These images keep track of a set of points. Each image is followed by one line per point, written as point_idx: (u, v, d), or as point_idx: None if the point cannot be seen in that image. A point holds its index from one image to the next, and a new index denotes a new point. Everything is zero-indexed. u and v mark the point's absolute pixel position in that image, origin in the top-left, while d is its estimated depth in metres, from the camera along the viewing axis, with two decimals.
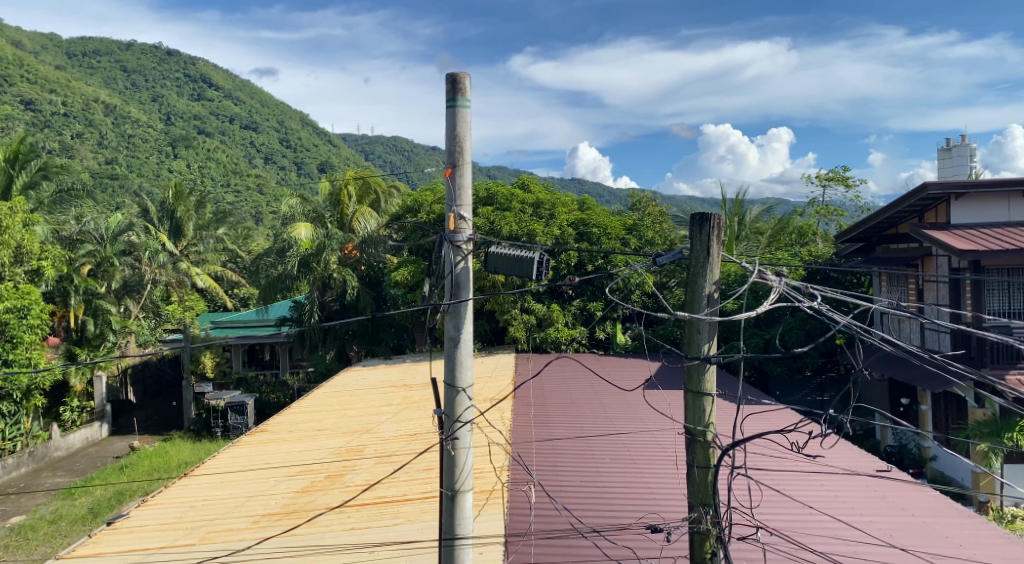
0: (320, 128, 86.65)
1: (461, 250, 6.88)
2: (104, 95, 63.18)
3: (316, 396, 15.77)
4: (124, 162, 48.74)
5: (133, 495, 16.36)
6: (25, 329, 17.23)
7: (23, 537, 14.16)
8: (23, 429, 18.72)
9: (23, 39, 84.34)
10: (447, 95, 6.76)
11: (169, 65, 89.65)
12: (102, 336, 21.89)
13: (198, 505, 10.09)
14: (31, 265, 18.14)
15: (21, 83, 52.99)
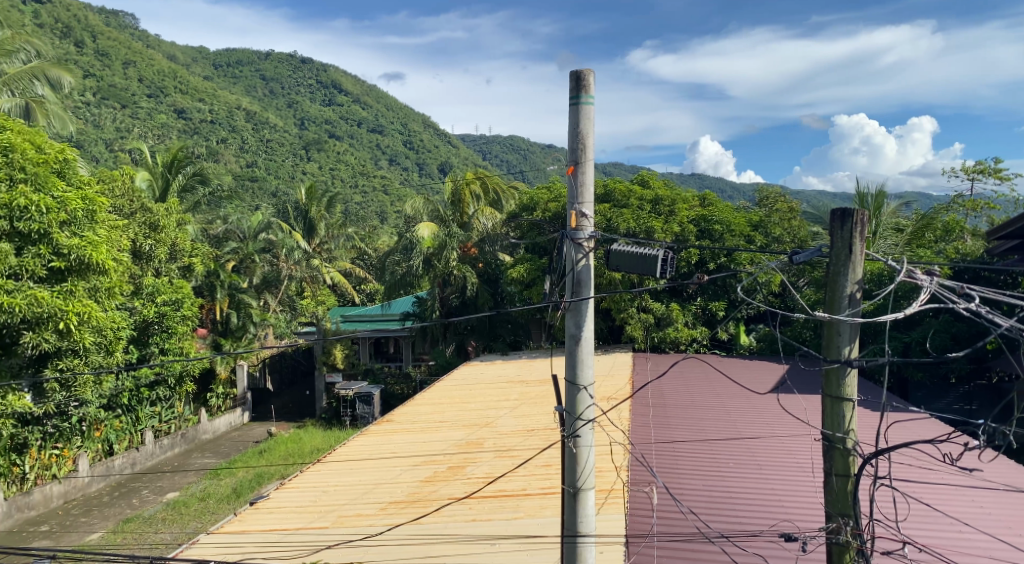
0: (441, 129, 89.09)
1: (582, 248, 6.88)
2: (246, 102, 67.82)
3: (437, 389, 16.23)
4: (263, 165, 52.06)
5: (271, 478, 17.43)
6: (179, 320, 18.56)
7: (178, 512, 15.42)
8: (177, 412, 20.40)
9: (178, 53, 91.70)
10: (571, 92, 6.76)
11: (304, 73, 94.86)
12: (244, 328, 23.34)
13: (330, 489, 10.62)
14: (183, 261, 19.81)
15: (174, 95, 57.94)
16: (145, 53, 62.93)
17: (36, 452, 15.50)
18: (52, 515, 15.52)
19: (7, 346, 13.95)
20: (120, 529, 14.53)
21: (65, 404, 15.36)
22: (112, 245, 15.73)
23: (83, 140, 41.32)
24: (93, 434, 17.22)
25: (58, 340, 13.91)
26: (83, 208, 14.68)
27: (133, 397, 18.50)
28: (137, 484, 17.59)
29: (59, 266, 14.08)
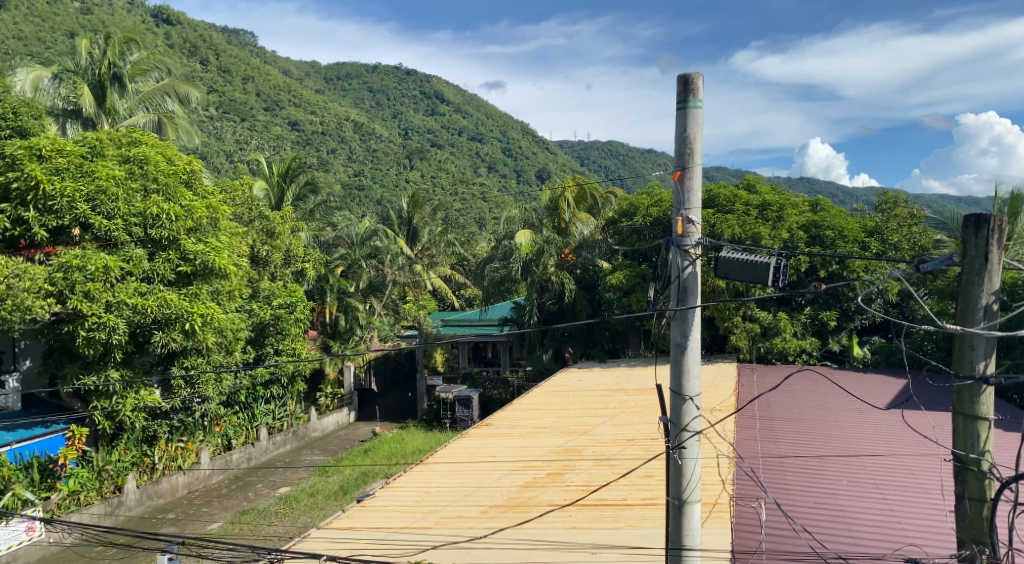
0: (540, 137, 89.59)
1: (689, 255, 6.75)
2: (353, 113, 70.42)
3: (537, 395, 16.29)
4: (369, 174, 53.83)
5: (376, 477, 17.94)
6: (292, 322, 19.47)
7: (290, 506, 16.13)
8: (289, 410, 21.38)
9: (292, 68, 96.53)
10: (679, 96, 6.66)
11: (408, 84, 97.57)
12: (351, 330, 24.19)
13: (432, 491, 10.83)
14: (297, 266, 20.78)
15: (288, 108, 61.03)
16: (262, 69, 66.51)
17: (163, 444, 16.59)
18: (178, 504, 16.54)
19: (139, 345, 14.84)
20: (237, 521, 15.33)
21: (189, 400, 16.47)
22: (233, 251, 16.69)
23: (206, 153, 44.05)
24: (214, 429, 18.28)
25: (185, 340, 14.70)
26: (208, 216, 15.71)
27: (249, 395, 19.56)
28: (252, 478, 18.50)
29: (186, 271, 15.03)
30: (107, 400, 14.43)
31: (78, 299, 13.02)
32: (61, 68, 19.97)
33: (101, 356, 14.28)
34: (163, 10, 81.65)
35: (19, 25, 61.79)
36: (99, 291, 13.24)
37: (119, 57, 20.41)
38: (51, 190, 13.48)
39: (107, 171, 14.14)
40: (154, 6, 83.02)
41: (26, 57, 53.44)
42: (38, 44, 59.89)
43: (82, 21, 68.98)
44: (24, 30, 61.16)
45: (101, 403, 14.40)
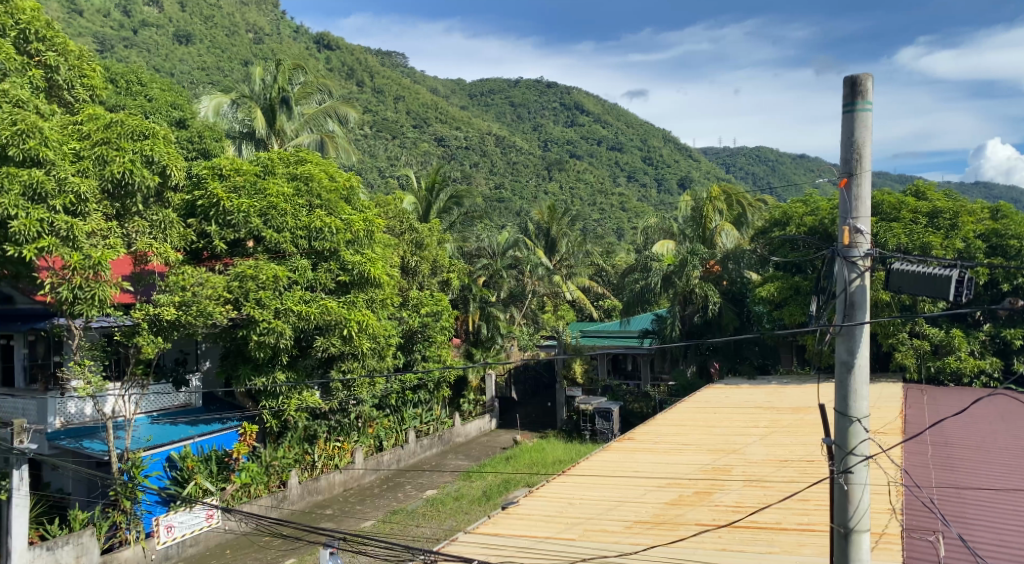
0: (682, 145, 87.76)
1: (857, 267, 6.31)
2: (496, 127, 72.24)
3: (681, 410, 15.86)
4: (510, 186, 54.89)
5: (518, 484, 18.15)
6: (438, 330, 20.18)
7: (437, 509, 16.63)
8: (435, 415, 22.11)
9: (438, 86, 100.58)
10: (845, 99, 6.30)
11: (549, 96, 98.64)
12: (492, 339, 24.49)
13: (575, 502, 10.79)
14: (443, 276, 21.53)
15: (435, 125, 63.59)
16: (411, 88, 69.82)
17: (322, 443, 17.64)
18: (335, 500, 17.51)
19: (303, 349, 15.91)
20: (388, 520, 16.02)
21: (345, 402, 17.46)
22: (386, 262, 17.52)
23: (360, 169, 46.64)
24: (366, 430, 19.23)
25: (342, 345, 15.58)
26: (365, 229, 16.60)
27: (399, 399, 20.45)
28: (402, 479, 19.27)
29: (345, 281, 15.91)
30: (274, 400, 15.56)
31: (251, 306, 14.14)
32: (239, 94, 21.97)
33: (270, 359, 15.43)
34: (323, 37, 87.42)
35: (201, 58, 68.31)
36: (269, 298, 14.29)
37: (288, 82, 22.08)
38: (230, 205, 14.77)
39: (277, 188, 15.35)
40: (316, 34, 89.07)
41: (207, 86, 58.96)
42: (218, 73, 65.90)
43: (254, 51, 75.21)
44: (206, 62, 67.54)
45: (269, 403, 15.53)
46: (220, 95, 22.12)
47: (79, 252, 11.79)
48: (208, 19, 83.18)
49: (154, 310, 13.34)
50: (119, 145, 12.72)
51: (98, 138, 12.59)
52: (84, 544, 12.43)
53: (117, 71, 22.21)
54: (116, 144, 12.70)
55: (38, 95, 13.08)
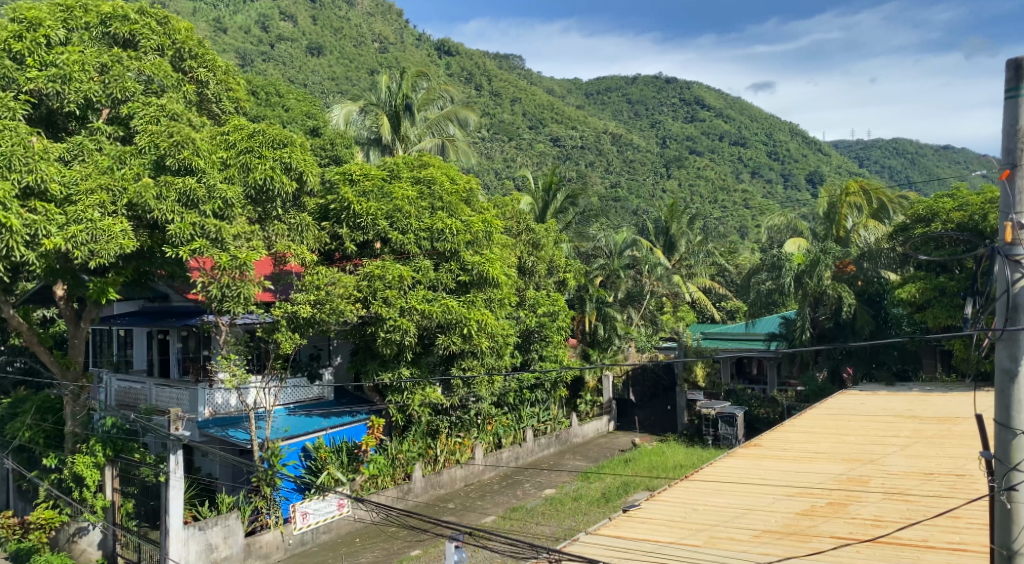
0: (809, 139, 83.83)
1: (1021, 266, 5.75)
2: (613, 126, 71.68)
3: (811, 417, 15.13)
4: (627, 184, 54.29)
5: (638, 487, 17.90)
6: (555, 330, 20.24)
7: (556, 508, 16.66)
8: (552, 414, 22.15)
9: (555, 86, 100.93)
10: (1006, 84, 5.79)
11: (668, 92, 96.81)
12: (609, 340, 24.44)
13: (699, 508, 10.50)
14: (559, 276, 21.61)
15: (551, 125, 63.90)
16: (528, 90, 70.50)
17: (444, 437, 18.08)
18: (456, 495, 17.90)
19: (426, 346, 16.35)
20: (508, 517, 16.21)
21: (465, 399, 17.86)
22: (504, 262, 17.72)
23: (479, 171, 47.55)
24: (486, 427, 19.55)
25: (463, 343, 15.86)
26: (484, 230, 16.84)
27: (517, 397, 20.77)
28: (521, 477, 19.45)
29: (465, 280, 16.15)
30: (400, 395, 16.17)
31: (379, 305, 14.69)
32: (366, 102, 22.82)
33: (396, 356, 15.97)
34: (443, 43, 89.59)
35: (331, 69, 71.79)
36: (395, 297, 14.78)
37: (412, 89, 22.84)
38: (360, 209, 15.54)
39: (403, 191, 15.92)
40: (437, 40, 91.49)
41: (336, 97, 61.90)
42: (346, 83, 69.01)
43: (379, 60, 78.12)
44: (335, 72, 70.86)
45: (395, 397, 16.12)
46: (350, 103, 23.07)
47: (227, 253, 12.63)
48: (337, 32, 87.33)
49: (292, 308, 14.13)
50: (260, 154, 13.55)
51: (242, 147, 13.48)
52: (231, 526, 13.30)
53: (257, 84, 23.77)
54: (258, 152, 13.54)
55: (191, 108, 14.18)
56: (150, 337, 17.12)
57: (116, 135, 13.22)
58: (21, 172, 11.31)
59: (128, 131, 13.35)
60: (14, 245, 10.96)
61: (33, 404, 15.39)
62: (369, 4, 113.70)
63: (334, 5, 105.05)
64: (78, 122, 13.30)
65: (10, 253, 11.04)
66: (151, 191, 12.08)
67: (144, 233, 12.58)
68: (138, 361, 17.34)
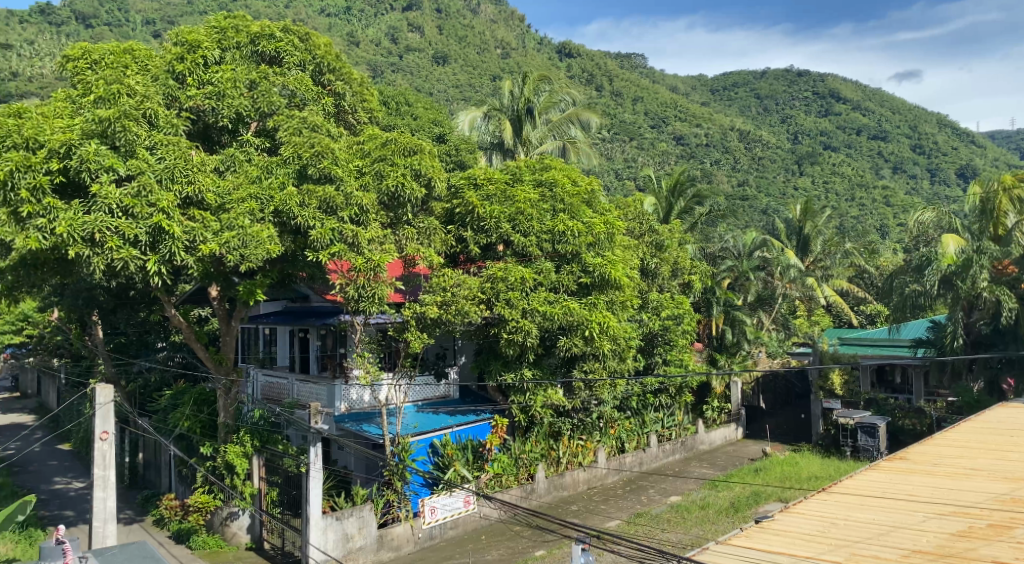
0: (958, 130, 77.80)
1: None
2: (740, 123, 69.36)
3: (964, 430, 14.01)
4: (755, 183, 52.36)
5: (769, 498, 17.22)
6: (680, 334, 19.82)
7: (682, 515, 16.30)
8: (677, 420, 21.66)
9: (679, 84, 98.91)
10: None
11: (800, 85, 92.60)
12: (738, 344, 23.47)
13: (840, 523, 9.93)
14: (684, 278, 21.24)
15: (675, 123, 62.69)
16: (651, 89, 69.53)
17: (567, 440, 18.09)
18: (580, 498, 17.87)
19: (548, 348, 16.44)
20: (633, 521, 16.01)
21: (588, 402, 17.84)
22: (626, 264, 17.49)
23: (600, 172, 47.29)
24: (609, 431, 19.40)
25: (585, 346, 15.75)
26: (605, 231, 16.70)
27: (641, 402, 20.50)
28: (645, 483, 19.15)
29: (586, 282, 16.01)
30: (522, 396, 16.32)
31: (502, 306, 14.89)
32: (490, 108, 23.33)
33: (518, 357, 16.12)
34: (565, 45, 89.60)
35: (456, 76, 73.53)
36: (517, 298, 14.93)
37: (534, 93, 23.09)
38: (484, 212, 15.86)
39: (524, 195, 16.06)
40: (559, 43, 91.65)
41: (461, 104, 63.34)
42: (470, 89, 70.46)
43: (502, 64, 79.05)
44: (459, 80, 72.47)
45: (517, 398, 16.32)
46: (475, 109, 23.86)
47: (362, 256, 13.24)
48: (461, 40, 89.46)
49: (420, 308, 14.58)
50: (393, 162, 14.11)
51: (376, 156, 14.12)
52: (365, 517, 13.90)
53: (388, 94, 24.88)
54: (391, 160, 14.09)
55: (328, 119, 14.96)
56: (292, 336, 18.20)
57: (263, 147, 14.06)
58: (183, 184, 12.38)
59: (273, 142, 14.22)
60: (176, 250, 12.03)
61: (190, 396, 16.71)
62: (492, 12, 115.82)
63: (458, 13, 107.54)
64: (230, 135, 14.34)
65: (173, 258, 12.11)
66: (295, 199, 12.84)
67: (289, 239, 13.24)
68: (282, 357, 18.54)
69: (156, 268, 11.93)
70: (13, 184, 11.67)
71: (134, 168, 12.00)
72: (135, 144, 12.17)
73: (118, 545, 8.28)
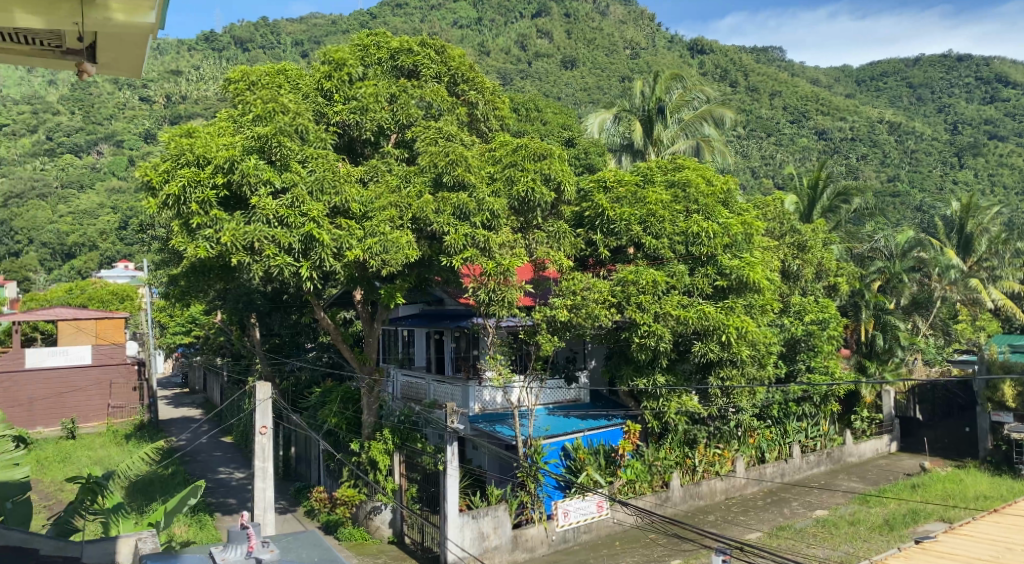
0: None
1: None
2: (890, 114, 65.00)
3: None
4: (908, 178, 48.89)
5: (928, 517, 15.98)
6: (825, 339, 18.73)
7: (830, 531, 15.44)
8: (822, 430, 20.55)
9: (821, 76, 94.01)
10: None
11: (960, 71, 85.53)
12: (890, 352, 21.99)
13: (1017, 549, 9.05)
14: (829, 281, 20.22)
15: (817, 117, 59.74)
16: (791, 82, 66.61)
17: (703, 448, 17.59)
18: (717, 508, 17.32)
19: (681, 353, 16.06)
20: (775, 534, 15.34)
21: (725, 409, 17.33)
22: (766, 266, 16.82)
23: (736, 171, 45.77)
24: (748, 440, 18.69)
25: (721, 352, 15.29)
26: (742, 232, 16.12)
27: (782, 410, 19.64)
28: (787, 495, 18.30)
29: (723, 285, 15.57)
30: (655, 402, 16.08)
31: (633, 310, 14.68)
32: (620, 109, 23.15)
33: (650, 362, 15.86)
34: (698, 42, 87.56)
35: (585, 80, 73.36)
36: (649, 303, 14.67)
37: (666, 91, 22.65)
38: (614, 215, 15.72)
39: (657, 196, 15.78)
40: (691, 41, 89.64)
41: (590, 106, 63.32)
42: (599, 91, 69.99)
43: (632, 65, 78.01)
44: (588, 82, 72.39)
45: (650, 403, 16.09)
46: (604, 111, 23.49)
47: (493, 261, 13.50)
48: (590, 43, 89.24)
49: (550, 312, 14.61)
50: (524, 167, 14.29)
51: (507, 162, 14.36)
52: (500, 516, 14.15)
53: (519, 101, 25.23)
54: (522, 165, 14.28)
55: (462, 128, 15.36)
56: (428, 337, 18.84)
57: (402, 157, 14.70)
58: (331, 195, 13.05)
59: (411, 152, 14.80)
60: (326, 257, 12.70)
61: (337, 394, 17.67)
62: (622, 13, 114.99)
63: (588, 17, 107.26)
64: (372, 147, 15.06)
65: (323, 264, 12.80)
66: (431, 207, 13.37)
67: (425, 244, 13.91)
68: (419, 358, 19.23)
69: (308, 273, 12.68)
70: (185, 198, 12.78)
71: (288, 180, 12.85)
72: (289, 158, 13.05)
73: (291, 532, 7.97)
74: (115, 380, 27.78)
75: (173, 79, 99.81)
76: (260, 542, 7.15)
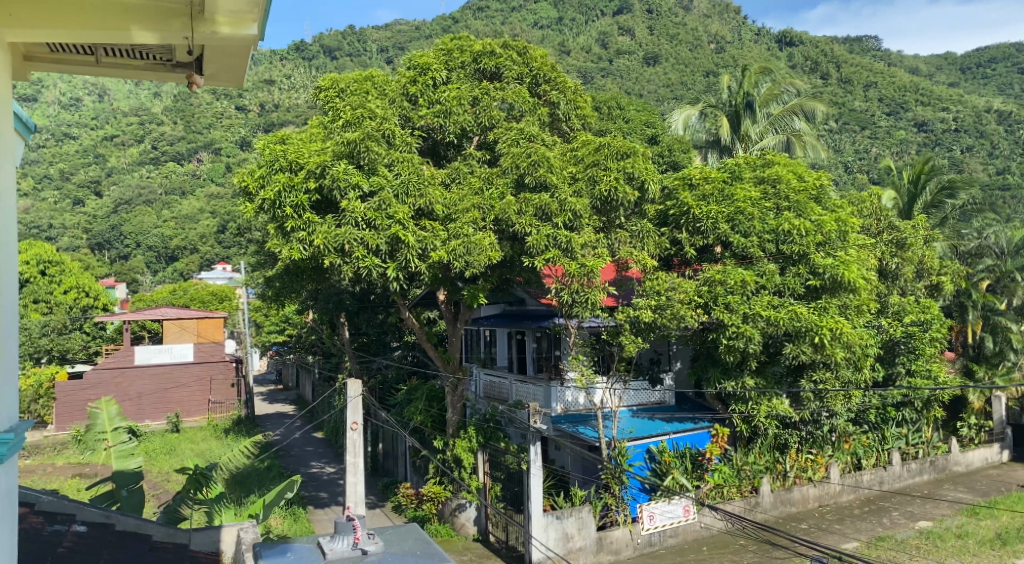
0: None
1: None
2: (998, 102, 61.22)
3: None
4: (1019, 170, 45.94)
5: None
6: (928, 342, 17.73)
7: (935, 543, 14.65)
8: (925, 437, 19.55)
9: (921, 64, 89.52)
10: None
11: None
12: (1002, 355, 20.86)
13: None
14: (931, 280, 19.19)
15: (916, 108, 56.92)
16: (887, 73, 63.69)
17: (795, 453, 16.99)
18: (811, 515, 16.71)
19: (771, 355, 15.53)
20: (874, 545, 14.67)
21: (818, 413, 16.70)
22: (862, 264, 16.08)
23: (829, 167, 44.12)
24: (844, 446, 17.95)
25: (814, 354, 14.70)
26: (837, 230, 15.48)
27: (880, 415, 18.78)
28: (887, 504, 17.49)
29: (816, 285, 14.98)
30: (744, 405, 15.64)
31: (720, 310, 14.34)
32: (705, 105, 22.76)
33: (738, 364, 15.44)
34: (786, 34, 84.84)
35: (668, 76, 72.16)
36: (738, 303, 14.29)
37: (754, 85, 21.95)
38: (700, 213, 15.35)
39: (745, 193, 15.36)
40: (779, 33, 86.97)
41: (673, 103, 62.32)
42: (682, 87, 68.52)
43: (717, 59, 76.20)
44: (671, 77, 71.08)
45: (738, 407, 15.67)
46: (689, 107, 23.28)
47: (575, 262, 13.41)
48: (674, 39, 87.69)
49: (634, 312, 14.33)
50: (606, 165, 14.13)
51: (589, 161, 14.21)
52: (584, 518, 14.06)
53: (602, 100, 24.99)
54: (604, 164, 14.12)
55: (544, 128, 15.33)
56: (511, 338, 18.94)
57: (484, 158, 14.79)
58: (416, 197, 13.30)
59: (493, 154, 14.87)
60: (411, 258, 12.94)
61: (423, 392, 17.97)
62: (706, 7, 112.67)
63: (671, 12, 105.59)
64: (455, 149, 15.22)
65: (409, 265, 13.05)
66: (513, 207, 13.40)
67: (507, 244, 13.95)
68: (502, 358, 19.36)
69: (395, 274, 12.96)
70: (280, 203, 13.29)
71: (375, 184, 13.13)
72: (376, 162, 13.35)
73: (393, 525, 8.07)
74: (216, 376, 29.31)
75: (266, 89, 104.06)
76: (367, 534, 7.30)
